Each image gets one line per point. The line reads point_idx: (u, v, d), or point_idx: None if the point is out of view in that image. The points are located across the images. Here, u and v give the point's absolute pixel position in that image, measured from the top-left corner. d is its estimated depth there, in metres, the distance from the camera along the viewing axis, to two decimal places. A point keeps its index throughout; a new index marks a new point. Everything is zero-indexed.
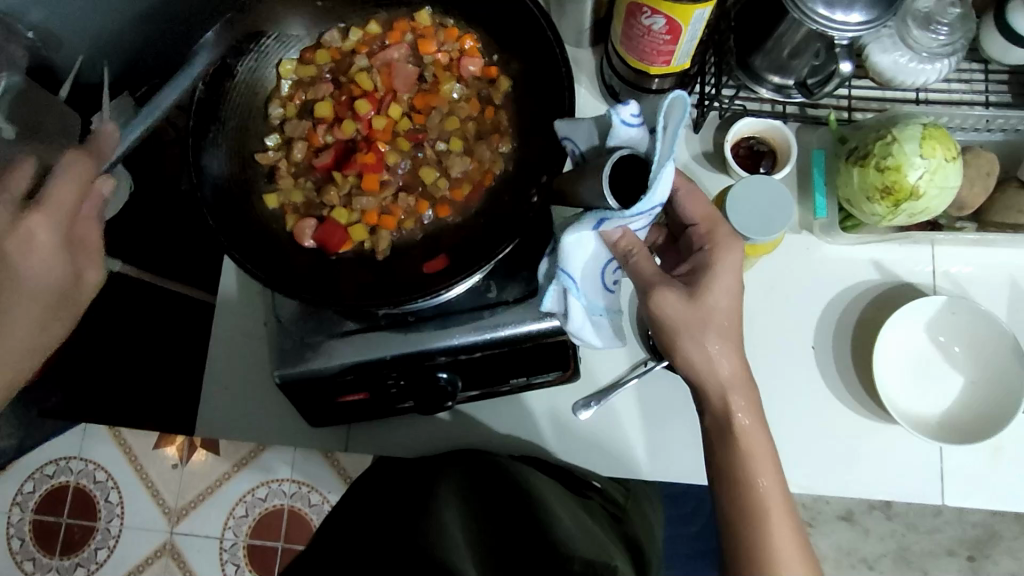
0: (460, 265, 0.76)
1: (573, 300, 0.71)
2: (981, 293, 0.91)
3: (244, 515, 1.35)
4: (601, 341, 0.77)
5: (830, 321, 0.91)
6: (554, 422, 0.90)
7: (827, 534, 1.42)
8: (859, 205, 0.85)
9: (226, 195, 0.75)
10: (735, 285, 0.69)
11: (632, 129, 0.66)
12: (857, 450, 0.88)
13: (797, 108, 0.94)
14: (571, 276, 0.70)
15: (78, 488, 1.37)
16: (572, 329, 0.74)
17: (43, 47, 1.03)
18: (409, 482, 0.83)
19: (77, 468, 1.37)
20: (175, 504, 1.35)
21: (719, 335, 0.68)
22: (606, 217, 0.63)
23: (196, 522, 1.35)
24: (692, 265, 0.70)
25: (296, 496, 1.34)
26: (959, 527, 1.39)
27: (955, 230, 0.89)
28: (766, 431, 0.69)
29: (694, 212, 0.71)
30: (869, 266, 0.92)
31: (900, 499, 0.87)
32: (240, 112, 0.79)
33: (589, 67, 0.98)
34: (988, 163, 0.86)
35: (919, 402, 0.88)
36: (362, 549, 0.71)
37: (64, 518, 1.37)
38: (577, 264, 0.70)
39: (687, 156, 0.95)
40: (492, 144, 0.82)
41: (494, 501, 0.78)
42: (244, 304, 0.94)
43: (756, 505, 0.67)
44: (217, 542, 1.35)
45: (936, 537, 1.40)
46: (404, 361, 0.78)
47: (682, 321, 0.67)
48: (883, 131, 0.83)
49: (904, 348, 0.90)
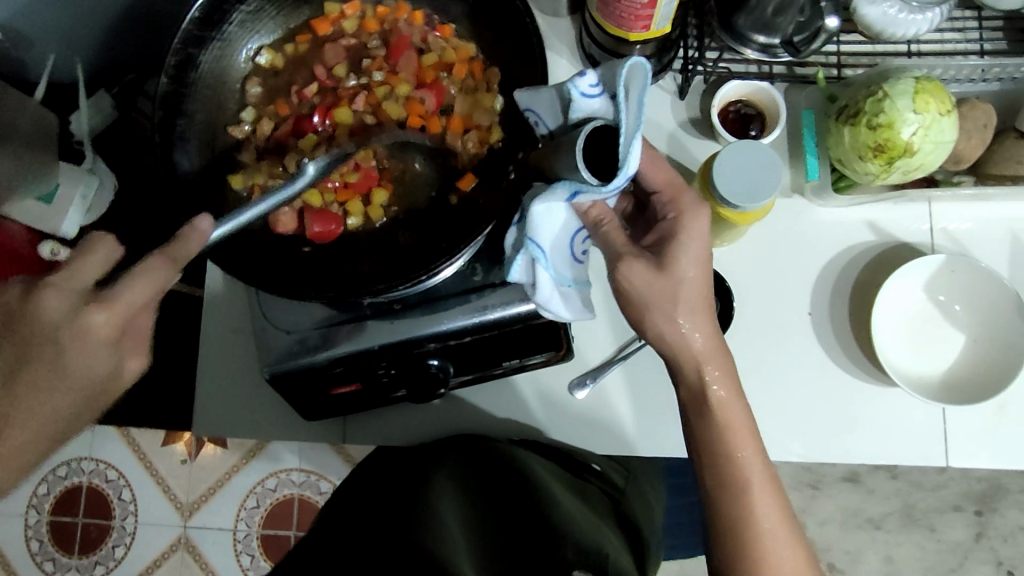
0: (439, 247, 0.75)
1: (541, 271, 0.69)
2: (981, 249, 0.89)
3: (255, 506, 1.35)
4: (571, 313, 0.74)
5: (826, 285, 0.89)
6: (548, 403, 0.89)
7: (834, 496, 1.42)
8: (851, 164, 0.83)
9: (200, 193, 0.73)
10: (704, 253, 0.67)
11: (592, 100, 0.65)
12: (857, 414, 0.87)
13: (785, 68, 0.91)
14: (540, 245, 0.68)
15: (91, 488, 1.38)
16: (539, 301, 0.71)
17: (13, 48, 1.12)
18: (405, 471, 0.82)
19: (88, 468, 1.38)
20: (187, 498, 1.36)
21: (689, 310, 0.66)
22: (582, 189, 0.62)
23: (209, 515, 1.36)
24: (658, 234, 0.68)
25: (305, 485, 1.34)
26: (965, 481, 1.40)
27: (952, 185, 0.87)
28: (742, 401, 0.68)
29: (655, 180, 0.69)
30: (864, 227, 0.90)
31: (902, 461, 0.86)
32: (209, 103, 0.77)
33: (568, 37, 0.95)
34: (985, 114, 0.83)
35: (920, 364, 0.87)
36: (354, 541, 0.71)
37: (79, 518, 1.38)
38: (545, 233, 0.68)
39: (674, 123, 0.92)
40: (471, 114, 0.79)
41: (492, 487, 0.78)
42: (233, 299, 0.93)
43: (730, 477, 0.66)
44: (230, 534, 1.35)
45: (942, 493, 1.40)
46: (393, 350, 0.77)
47: (651, 296, 0.66)
48: (874, 87, 0.80)
49: (905, 309, 0.88)
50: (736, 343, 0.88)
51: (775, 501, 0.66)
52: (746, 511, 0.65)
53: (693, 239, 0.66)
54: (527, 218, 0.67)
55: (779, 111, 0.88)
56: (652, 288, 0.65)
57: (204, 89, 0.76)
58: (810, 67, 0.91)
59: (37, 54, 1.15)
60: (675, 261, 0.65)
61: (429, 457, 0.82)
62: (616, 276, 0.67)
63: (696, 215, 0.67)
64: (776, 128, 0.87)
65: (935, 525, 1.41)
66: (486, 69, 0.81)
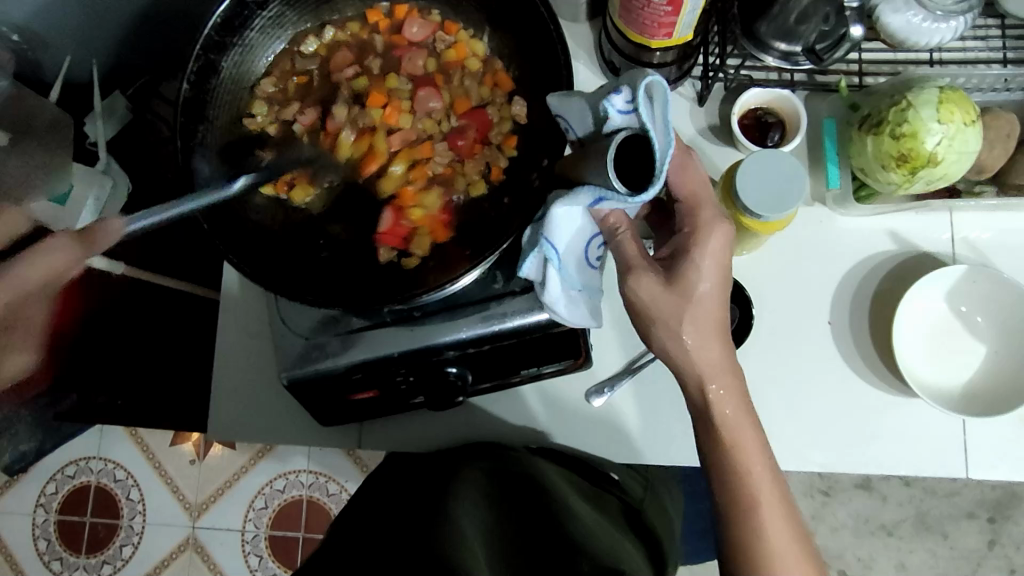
0: (453, 259, 0.75)
1: (551, 270, 0.70)
2: (1002, 259, 0.88)
3: (264, 506, 1.36)
4: (578, 318, 0.73)
5: (846, 294, 0.88)
6: (566, 412, 0.89)
7: (846, 502, 1.42)
8: (873, 174, 0.82)
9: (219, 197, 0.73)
10: (720, 267, 0.65)
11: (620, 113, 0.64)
12: (876, 425, 0.86)
13: (806, 76, 0.91)
14: (554, 246, 0.68)
15: (100, 488, 1.39)
16: (548, 301, 0.72)
17: (29, 49, 1.12)
18: (426, 473, 0.83)
19: (97, 467, 1.39)
20: (193, 499, 1.37)
21: (707, 321, 0.65)
22: (606, 197, 0.61)
23: (217, 515, 1.36)
24: (673, 247, 0.67)
25: (314, 487, 1.35)
26: (978, 489, 1.39)
27: (973, 195, 0.86)
28: (754, 420, 0.67)
29: (683, 188, 0.67)
30: (886, 236, 0.89)
31: (919, 473, 0.85)
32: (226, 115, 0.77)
33: (587, 42, 0.95)
34: (1009, 124, 0.83)
35: (940, 375, 0.87)
36: (372, 545, 0.71)
37: (88, 517, 1.39)
38: (562, 234, 0.68)
39: (693, 130, 0.92)
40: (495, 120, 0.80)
41: (513, 494, 0.78)
42: (249, 303, 0.93)
43: (751, 485, 0.65)
44: (238, 535, 1.35)
45: (955, 500, 1.40)
46: (411, 357, 0.77)
47: (662, 310, 0.65)
48: (897, 96, 0.80)
49: (924, 319, 0.87)
50: (753, 353, 0.88)
51: (788, 496, 0.66)
52: (768, 522, 0.65)
53: (706, 256, 0.65)
54: (545, 216, 0.68)
55: (799, 119, 0.87)
56: (663, 299, 0.65)
57: (225, 94, 0.76)
58: (831, 75, 0.90)
59: (54, 57, 1.15)
60: (692, 270, 0.65)
61: (448, 462, 0.83)
62: (623, 288, 0.67)
63: (716, 229, 0.65)
64: (798, 135, 0.86)
65: (948, 533, 1.40)
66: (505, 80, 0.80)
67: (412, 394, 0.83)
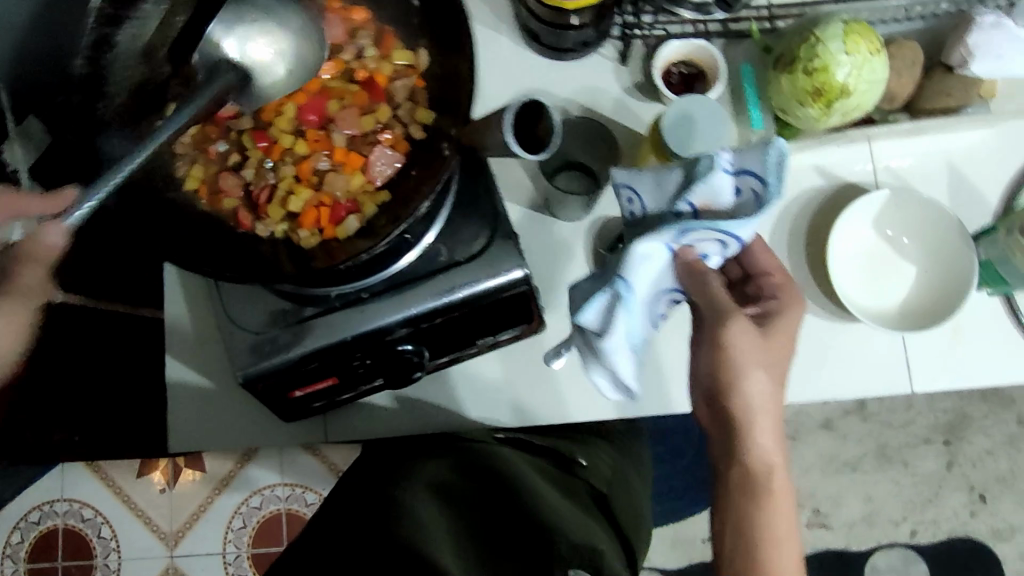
0: (380, 225, 0.74)
1: (622, 312, 0.72)
2: (921, 182, 0.93)
3: (242, 526, 1.26)
4: (626, 380, 0.78)
5: (781, 233, 0.91)
6: (527, 383, 0.89)
7: (809, 444, 1.46)
8: (792, 111, 0.86)
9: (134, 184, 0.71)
10: (749, 348, 0.76)
11: (726, 177, 0.68)
12: (825, 354, 0.89)
13: (720, 25, 0.93)
14: (628, 284, 0.72)
15: (69, 531, 1.26)
16: (605, 348, 0.74)
17: None
18: (389, 467, 0.86)
19: (63, 510, 1.26)
20: (167, 528, 1.26)
21: (763, 367, 0.78)
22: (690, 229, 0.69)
23: (194, 540, 1.26)
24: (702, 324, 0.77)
25: (291, 499, 1.25)
26: (932, 414, 1.47)
27: (889, 122, 0.90)
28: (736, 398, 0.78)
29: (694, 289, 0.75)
30: (813, 171, 0.92)
31: (869, 394, 0.89)
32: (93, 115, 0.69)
33: (506, 13, 0.95)
34: (913, 53, 0.87)
35: (877, 298, 0.91)
36: (335, 537, 0.73)
37: (59, 562, 1.27)
38: (638, 276, 0.72)
39: (619, 89, 0.93)
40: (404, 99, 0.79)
41: (475, 483, 0.81)
42: (193, 311, 0.91)
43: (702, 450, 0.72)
44: (219, 558, 1.26)
45: (912, 429, 1.46)
46: (365, 340, 0.77)
47: (746, 359, 0.76)
48: (806, 33, 0.83)
49: (860, 247, 0.91)
50: None
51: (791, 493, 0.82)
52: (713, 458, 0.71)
53: (746, 330, 0.76)
54: (626, 257, 0.72)
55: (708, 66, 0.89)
56: (747, 342, 0.76)
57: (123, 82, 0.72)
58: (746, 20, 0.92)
59: None
60: (732, 345, 0.76)
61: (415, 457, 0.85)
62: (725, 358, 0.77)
63: (739, 321, 0.76)
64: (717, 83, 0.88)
65: (908, 459, 1.46)
66: (396, 34, 0.81)
67: (370, 380, 0.82)
